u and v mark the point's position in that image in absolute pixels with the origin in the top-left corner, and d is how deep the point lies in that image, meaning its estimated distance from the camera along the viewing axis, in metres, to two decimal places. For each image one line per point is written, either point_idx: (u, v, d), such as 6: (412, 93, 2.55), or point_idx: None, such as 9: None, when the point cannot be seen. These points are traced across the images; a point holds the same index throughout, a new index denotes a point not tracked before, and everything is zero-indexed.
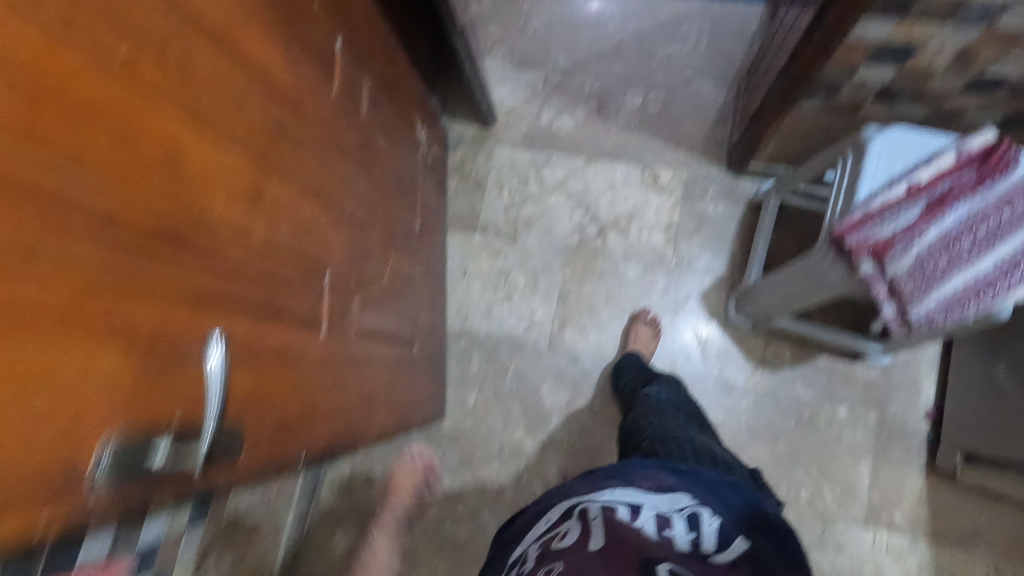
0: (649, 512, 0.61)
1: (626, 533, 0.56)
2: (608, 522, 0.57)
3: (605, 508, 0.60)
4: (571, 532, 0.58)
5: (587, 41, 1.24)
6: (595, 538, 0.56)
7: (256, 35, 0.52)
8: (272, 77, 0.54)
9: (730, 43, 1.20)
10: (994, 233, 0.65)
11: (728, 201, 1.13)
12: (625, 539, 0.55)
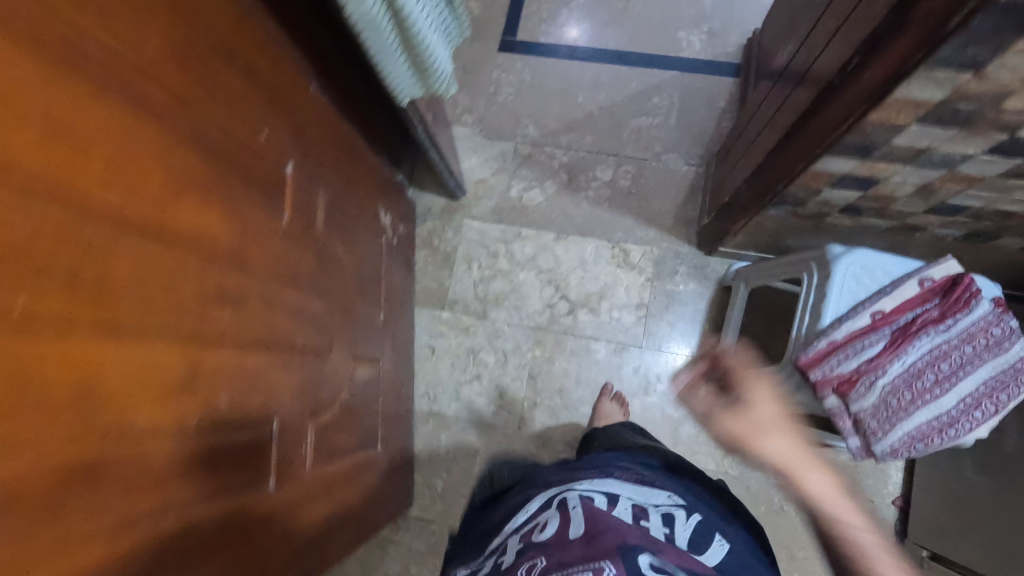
0: (626, 507, 0.63)
1: (606, 521, 0.57)
2: (588, 512, 0.59)
3: (584, 502, 0.63)
4: (550, 524, 0.60)
5: (558, 111, 1.22)
6: (574, 527, 0.57)
7: (193, 203, 0.49)
8: (212, 238, 0.51)
9: (701, 116, 1.18)
10: (957, 369, 0.65)
11: (698, 280, 1.13)
12: (602, 524, 0.57)
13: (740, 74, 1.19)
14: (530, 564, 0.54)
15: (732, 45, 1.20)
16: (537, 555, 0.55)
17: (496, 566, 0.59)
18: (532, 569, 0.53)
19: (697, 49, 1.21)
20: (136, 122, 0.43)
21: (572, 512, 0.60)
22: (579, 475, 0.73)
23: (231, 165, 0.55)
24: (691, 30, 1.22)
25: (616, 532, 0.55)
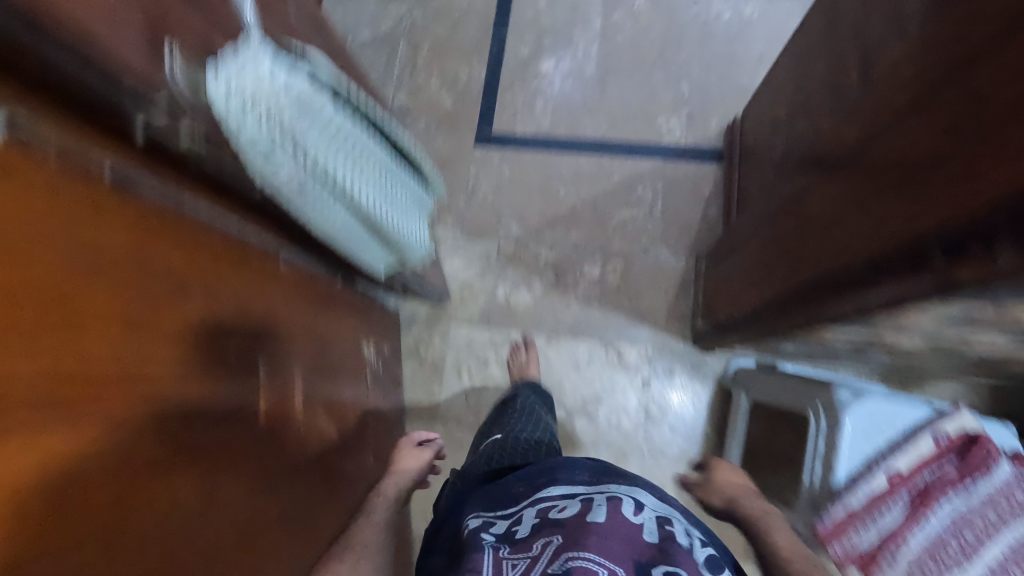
0: (650, 513, 0.67)
1: (630, 533, 0.61)
2: (614, 513, 0.64)
3: (612, 500, 0.67)
4: (571, 509, 0.66)
5: (541, 205, 1.19)
6: (595, 515, 0.63)
7: (171, 491, 0.46)
8: (195, 515, 0.49)
9: (686, 205, 1.16)
10: (984, 536, 0.60)
11: (696, 380, 1.09)
12: (627, 535, 0.61)
13: (724, 158, 1.16)
14: (548, 541, 0.61)
15: (712, 128, 1.18)
16: (557, 532, 0.61)
17: (508, 533, 0.67)
18: (549, 544, 0.60)
19: (679, 133, 1.18)
20: (96, 452, 0.39)
21: (596, 505, 0.66)
22: (603, 475, 0.74)
23: (204, 417, 0.52)
24: (670, 114, 1.19)
25: (635, 542, 0.60)
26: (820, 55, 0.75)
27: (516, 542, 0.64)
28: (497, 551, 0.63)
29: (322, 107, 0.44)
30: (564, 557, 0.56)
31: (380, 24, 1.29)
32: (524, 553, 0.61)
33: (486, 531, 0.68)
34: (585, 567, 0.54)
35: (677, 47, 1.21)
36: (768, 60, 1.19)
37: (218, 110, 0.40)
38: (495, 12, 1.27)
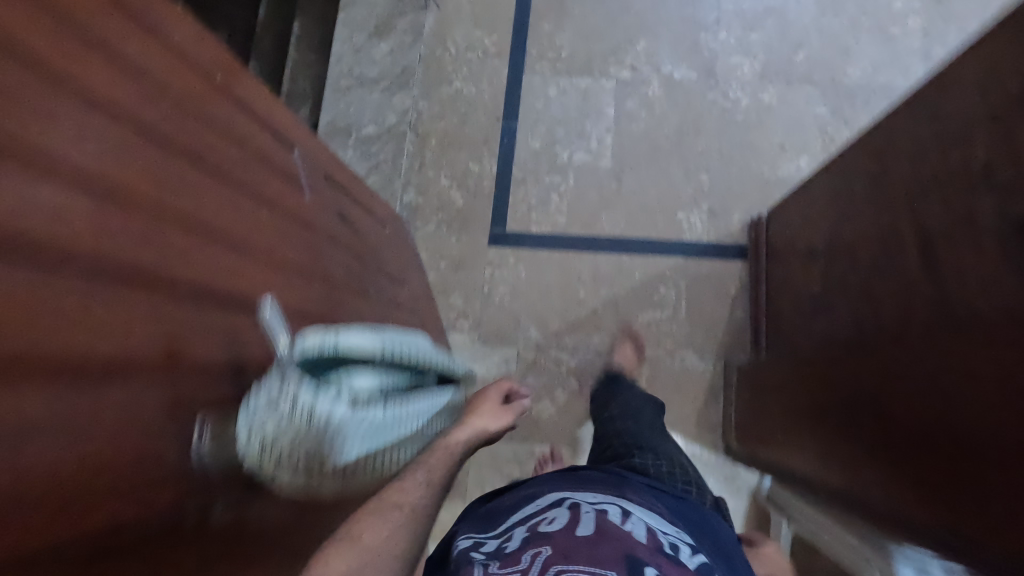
0: (638, 519, 0.59)
1: (620, 535, 0.54)
2: (601, 519, 0.57)
3: (599, 512, 0.59)
4: (558, 518, 0.57)
5: (559, 308, 1.14)
6: (583, 525, 0.55)
7: None
8: None
9: (713, 305, 1.11)
10: None
11: (730, 494, 1.05)
12: (618, 539, 0.53)
13: (748, 255, 1.11)
14: (535, 552, 0.52)
15: (735, 223, 1.13)
16: (542, 543, 0.53)
17: (498, 550, 0.56)
18: (538, 556, 0.51)
19: (699, 230, 1.14)
20: None
21: (583, 515, 0.58)
22: (589, 484, 0.68)
23: None
24: (690, 209, 1.14)
25: (627, 544, 0.52)
26: (864, 202, 0.71)
27: (505, 557, 0.53)
28: (483, 566, 0.51)
29: (369, 416, 0.42)
30: (552, 570, 0.48)
31: (386, 116, 1.25)
32: (510, 566, 0.50)
33: (475, 549, 0.56)
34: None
35: (695, 136, 1.17)
36: (789, 147, 1.15)
37: (258, 471, 0.39)
38: (504, 103, 1.23)
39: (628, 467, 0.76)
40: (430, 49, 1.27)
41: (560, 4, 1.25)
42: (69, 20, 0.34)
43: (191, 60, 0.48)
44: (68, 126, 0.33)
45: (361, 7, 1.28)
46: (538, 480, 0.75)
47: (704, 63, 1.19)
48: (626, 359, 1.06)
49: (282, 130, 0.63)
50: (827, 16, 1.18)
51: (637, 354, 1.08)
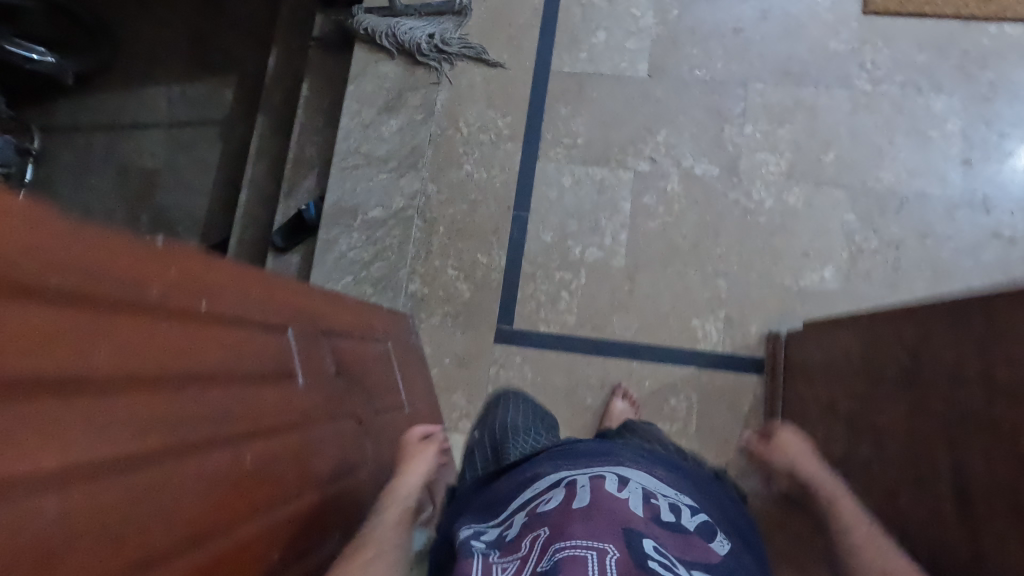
0: (636, 484, 0.66)
1: (614, 506, 0.60)
2: (595, 490, 0.63)
3: (595, 482, 0.64)
4: (556, 497, 0.64)
5: (565, 412, 1.10)
6: (579, 499, 0.61)
7: None
8: None
9: (726, 420, 1.07)
10: None
11: None
12: (612, 512, 0.59)
13: (764, 369, 1.07)
14: (534, 536, 0.58)
15: (752, 334, 1.08)
16: (541, 525, 0.59)
17: (499, 538, 0.63)
18: (536, 539, 0.58)
19: (714, 339, 1.09)
20: None
21: (580, 490, 0.63)
22: (582, 454, 0.73)
23: None
24: (706, 317, 1.10)
25: (622, 519, 0.58)
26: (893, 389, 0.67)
27: (506, 545, 0.61)
28: (486, 556, 0.59)
29: None
30: (553, 549, 0.54)
31: (393, 200, 1.21)
32: (514, 554, 0.58)
33: (477, 538, 0.64)
34: (574, 557, 0.52)
35: (714, 238, 1.12)
36: (813, 255, 1.09)
37: None
38: (516, 190, 1.18)
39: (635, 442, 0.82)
40: (442, 128, 1.22)
41: (578, 88, 1.20)
42: (64, 384, 0.34)
43: (175, 308, 0.45)
44: (51, 518, 0.33)
45: (371, 80, 1.24)
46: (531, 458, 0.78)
47: (728, 159, 1.14)
48: (615, 415, 1.04)
49: (276, 315, 0.60)
50: (861, 112, 1.12)
51: (629, 409, 1.06)
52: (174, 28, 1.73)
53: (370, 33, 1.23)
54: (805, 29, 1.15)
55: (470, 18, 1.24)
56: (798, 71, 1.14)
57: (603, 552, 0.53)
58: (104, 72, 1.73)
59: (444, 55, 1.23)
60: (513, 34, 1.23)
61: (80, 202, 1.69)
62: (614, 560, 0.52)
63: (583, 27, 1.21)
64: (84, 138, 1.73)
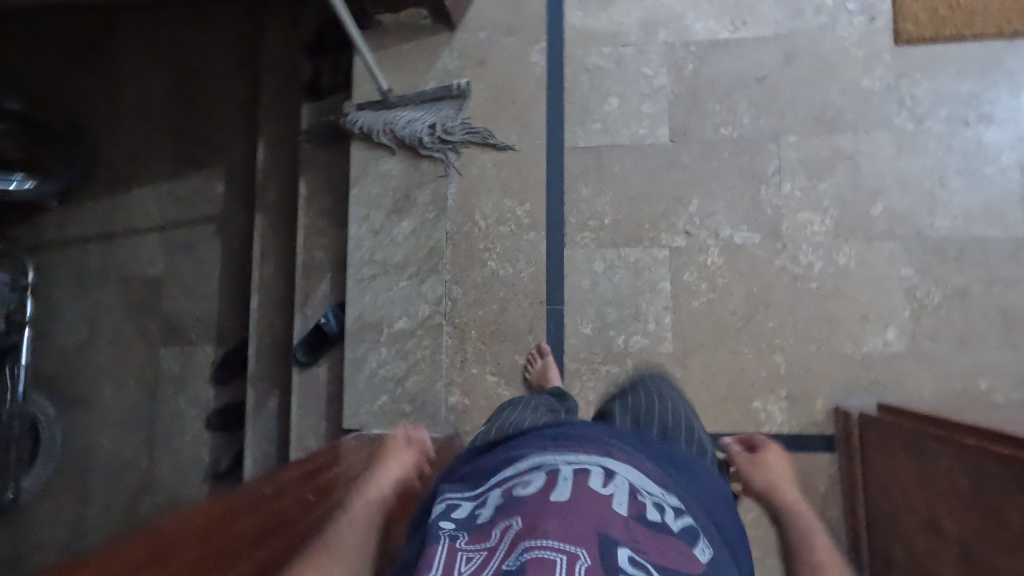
0: (622, 480, 0.60)
1: (594, 503, 0.54)
2: (578, 485, 0.57)
3: (579, 476, 0.59)
4: (535, 485, 0.59)
5: None
6: (557, 492, 0.56)
7: None
8: None
9: (804, 505, 1.01)
10: None
11: None
12: (591, 510, 0.53)
13: (835, 445, 1.01)
14: (506, 526, 0.53)
15: (818, 409, 1.03)
16: (516, 513, 0.54)
17: (470, 516, 0.59)
18: (507, 530, 0.53)
19: (779, 420, 1.03)
20: None
21: (560, 479, 0.58)
22: (570, 440, 0.68)
23: None
24: (766, 397, 1.04)
25: (601, 519, 0.52)
26: (972, 523, 0.69)
27: (475, 528, 0.56)
28: (453, 541, 0.55)
29: None
30: (522, 547, 0.49)
31: (417, 308, 1.14)
32: (480, 543, 0.53)
33: (447, 517, 0.60)
34: (541, 559, 0.47)
35: (765, 311, 1.05)
36: (874, 318, 1.02)
37: None
38: (546, 282, 1.12)
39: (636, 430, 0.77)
40: (458, 224, 1.15)
41: (597, 163, 1.12)
42: None
43: None
44: None
45: (374, 180, 1.16)
46: (523, 434, 0.73)
47: (769, 223, 1.06)
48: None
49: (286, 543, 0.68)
50: (906, 156, 1.04)
51: None
52: (151, 123, 1.61)
53: (366, 132, 1.15)
54: (833, 69, 1.06)
55: (472, 99, 1.15)
56: (832, 117, 1.06)
57: (576, 557, 0.47)
58: (87, 181, 1.63)
59: (449, 144, 1.15)
60: (518, 112, 1.14)
61: (84, 322, 1.61)
62: (588, 563, 0.47)
63: (593, 95, 1.13)
64: (75, 252, 1.63)
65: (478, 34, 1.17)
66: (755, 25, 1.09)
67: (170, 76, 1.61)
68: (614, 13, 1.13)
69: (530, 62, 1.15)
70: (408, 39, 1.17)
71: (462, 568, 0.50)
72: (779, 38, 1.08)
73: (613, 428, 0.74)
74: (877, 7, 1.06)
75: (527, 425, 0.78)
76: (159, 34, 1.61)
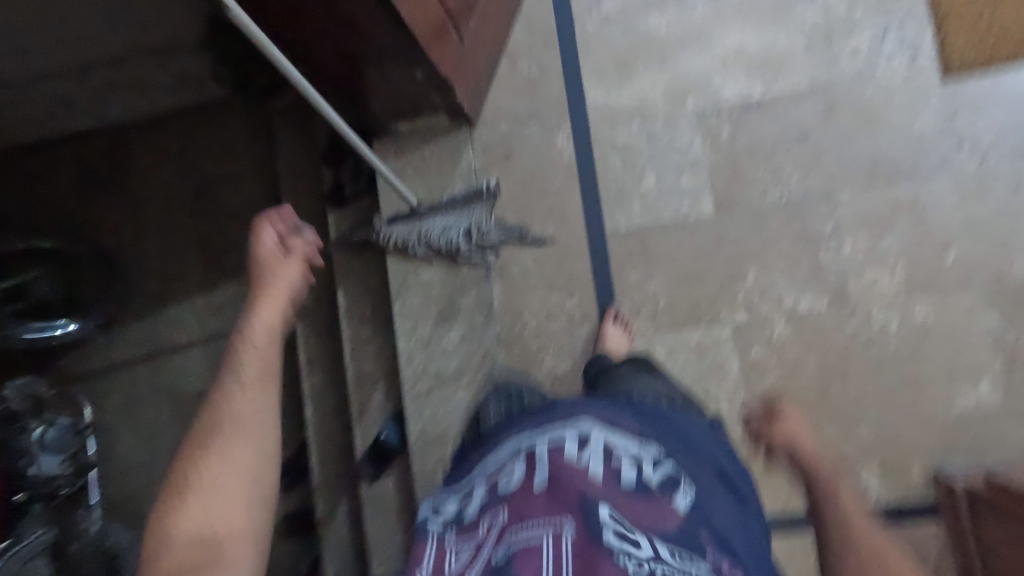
0: (596, 441, 0.68)
1: (567, 473, 0.63)
2: (553, 461, 0.65)
3: (554, 450, 0.66)
4: (515, 472, 0.67)
5: None
6: (536, 477, 0.64)
7: None
8: None
9: None
10: None
11: None
12: (569, 481, 0.62)
13: (939, 513, 0.97)
14: (492, 520, 0.62)
15: (915, 477, 0.98)
16: (499, 506, 0.63)
17: (460, 508, 0.68)
18: (494, 522, 0.62)
19: (877, 494, 0.98)
20: None
21: (538, 460, 0.66)
22: (546, 418, 0.74)
23: None
24: (859, 471, 0.99)
25: (578, 488, 0.61)
26: None
27: (464, 522, 0.65)
28: (446, 535, 0.65)
29: None
30: (508, 539, 0.59)
31: None
32: (471, 536, 0.63)
33: (439, 511, 0.70)
34: (527, 546, 0.57)
35: (842, 380, 1.00)
36: (962, 374, 0.97)
37: None
38: None
39: (613, 394, 0.82)
40: (507, 325, 1.11)
41: (642, 245, 1.07)
42: None
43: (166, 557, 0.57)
44: None
45: (415, 293, 1.13)
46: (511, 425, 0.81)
47: (835, 287, 1.01)
48: (610, 338, 1.04)
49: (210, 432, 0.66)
50: (973, 199, 0.97)
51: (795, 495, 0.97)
52: (179, 241, 1.62)
53: (401, 247, 1.12)
54: (880, 115, 1.00)
55: (503, 196, 1.12)
56: (887, 166, 1.00)
57: (558, 534, 0.57)
58: (127, 304, 1.63)
59: (486, 247, 1.11)
60: (552, 203, 1.10)
61: (143, 444, 1.61)
62: (569, 540, 0.57)
63: (628, 175, 1.08)
64: (126, 376, 1.63)
65: (499, 127, 1.13)
66: (789, 79, 1.03)
67: (190, 190, 1.61)
68: (637, 87, 1.09)
69: (557, 150, 1.11)
70: (426, 142, 1.13)
71: (453, 562, 0.61)
72: (816, 89, 1.02)
73: (590, 395, 0.79)
74: (918, 44, 1.00)
75: (514, 412, 0.85)
76: (172, 145, 1.60)
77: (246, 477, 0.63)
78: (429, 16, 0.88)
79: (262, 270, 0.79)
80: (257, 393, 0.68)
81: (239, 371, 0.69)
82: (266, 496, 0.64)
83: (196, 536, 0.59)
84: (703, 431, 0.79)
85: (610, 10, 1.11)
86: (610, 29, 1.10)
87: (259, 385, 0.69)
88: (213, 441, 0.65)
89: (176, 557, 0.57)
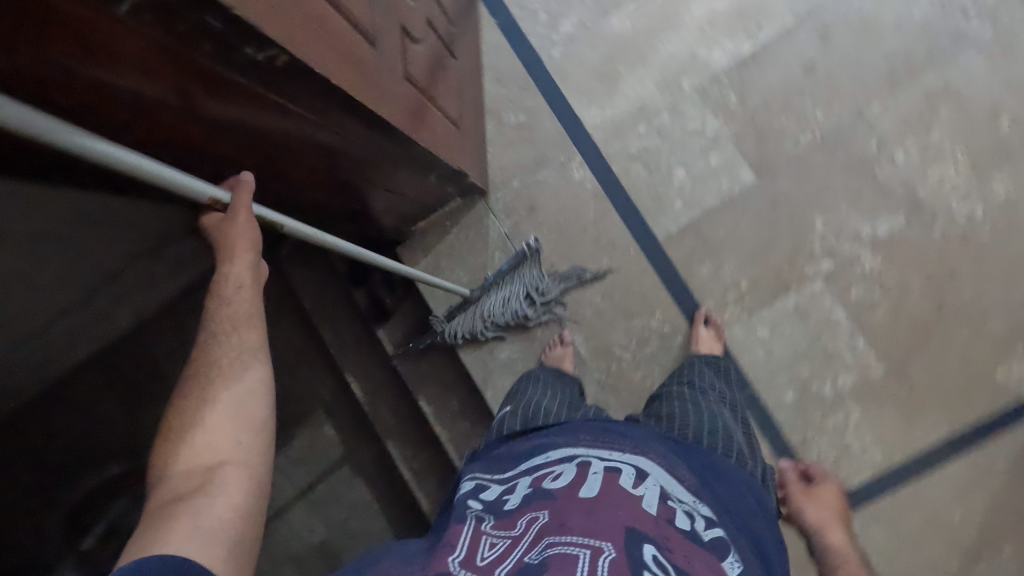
0: (653, 482, 0.56)
1: (621, 497, 0.52)
2: (607, 485, 0.54)
3: (609, 473, 0.56)
4: (564, 477, 0.56)
5: (947, 550, 0.95)
6: (585, 489, 0.53)
7: None
8: None
9: None
10: None
11: None
12: (620, 504, 0.51)
13: None
14: (533, 518, 0.51)
15: None
16: (543, 507, 0.52)
17: (498, 501, 0.57)
18: (534, 523, 0.50)
19: None
20: None
21: (591, 476, 0.55)
22: (607, 438, 0.64)
23: None
24: (1008, 363, 0.95)
25: (628, 516, 0.49)
26: None
27: (502, 514, 0.54)
28: (479, 525, 0.53)
29: None
30: (545, 542, 0.46)
31: None
32: (506, 531, 0.51)
33: (475, 498, 0.59)
34: (563, 553, 0.44)
35: (953, 283, 0.96)
36: None
37: None
38: None
39: (671, 432, 0.72)
40: (603, 369, 1.06)
41: (699, 237, 1.04)
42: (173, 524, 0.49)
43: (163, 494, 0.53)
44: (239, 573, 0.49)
45: (501, 375, 1.09)
46: (563, 423, 0.71)
47: (905, 199, 0.97)
48: (704, 342, 0.99)
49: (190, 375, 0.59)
50: (1001, 61, 0.95)
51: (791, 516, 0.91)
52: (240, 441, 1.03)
53: (469, 338, 1.08)
54: (874, 19, 0.98)
55: (544, 247, 1.08)
56: (903, 64, 0.97)
57: (598, 551, 0.44)
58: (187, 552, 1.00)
59: (549, 304, 1.07)
60: (596, 236, 1.07)
61: None
62: (608, 560, 0.43)
63: (657, 178, 1.05)
64: None
65: (512, 185, 1.09)
66: (770, 23, 1.01)
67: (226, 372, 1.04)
68: (627, 91, 1.06)
69: (576, 182, 1.07)
70: (448, 227, 1.10)
71: (484, 554, 0.48)
72: (802, 21, 1.00)
73: (653, 431, 0.69)
74: None
75: (572, 418, 0.75)
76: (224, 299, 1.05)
77: (231, 411, 0.56)
78: (413, 105, 0.75)
79: (214, 224, 0.59)
80: (236, 331, 0.59)
81: (212, 318, 0.59)
82: (257, 420, 0.57)
83: (191, 467, 0.54)
84: (759, 497, 0.66)
85: (569, 30, 1.09)
86: (577, 48, 1.08)
87: (243, 324, 0.59)
88: (194, 382, 0.58)
89: (171, 490, 0.53)
